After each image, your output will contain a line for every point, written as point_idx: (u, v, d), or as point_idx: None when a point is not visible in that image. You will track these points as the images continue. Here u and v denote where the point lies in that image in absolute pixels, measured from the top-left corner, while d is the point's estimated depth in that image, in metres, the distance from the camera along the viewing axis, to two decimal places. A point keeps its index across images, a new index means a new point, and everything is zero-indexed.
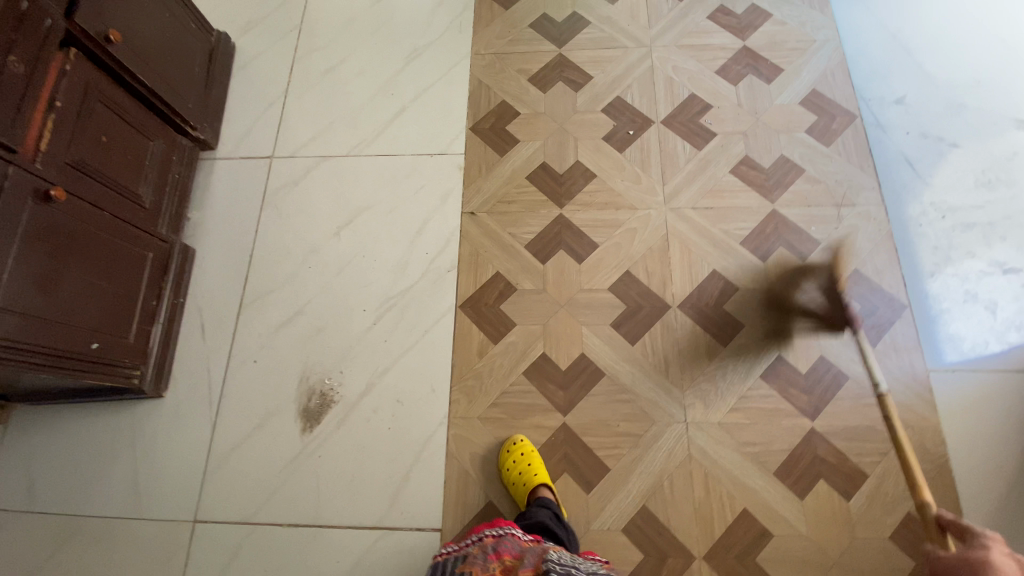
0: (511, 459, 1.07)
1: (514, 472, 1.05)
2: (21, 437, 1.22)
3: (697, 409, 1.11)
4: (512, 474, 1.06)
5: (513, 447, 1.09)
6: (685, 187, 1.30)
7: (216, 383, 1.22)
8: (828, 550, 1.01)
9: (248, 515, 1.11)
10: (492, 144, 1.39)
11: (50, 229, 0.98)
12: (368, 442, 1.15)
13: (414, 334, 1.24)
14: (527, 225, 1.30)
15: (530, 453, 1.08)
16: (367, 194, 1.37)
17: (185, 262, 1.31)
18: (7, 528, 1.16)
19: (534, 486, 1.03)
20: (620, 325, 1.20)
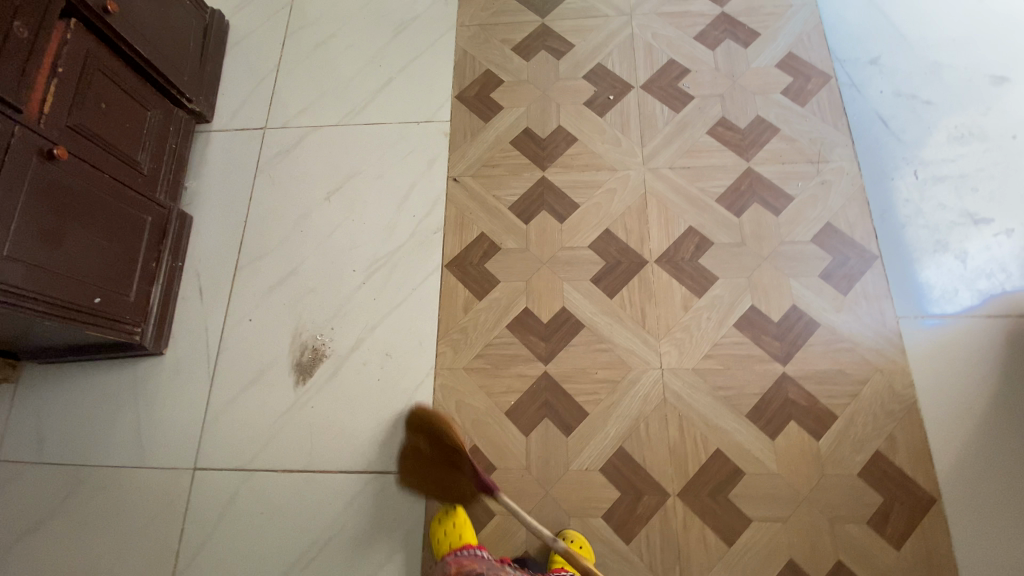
0: (441, 529, 1.04)
1: (443, 544, 1.02)
2: (31, 393, 1.29)
3: (672, 356, 1.16)
4: (442, 546, 1.03)
5: (442, 517, 1.06)
6: (663, 148, 1.33)
7: (215, 341, 1.28)
8: (798, 486, 1.05)
9: (245, 462, 1.17)
10: (477, 111, 1.44)
11: (54, 187, 1.04)
12: (359, 392, 1.20)
13: (403, 291, 1.29)
14: (510, 187, 1.35)
15: (461, 520, 1.05)
16: (357, 161, 1.43)
17: (184, 227, 1.37)
18: (20, 478, 1.22)
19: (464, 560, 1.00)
20: (600, 280, 1.24)
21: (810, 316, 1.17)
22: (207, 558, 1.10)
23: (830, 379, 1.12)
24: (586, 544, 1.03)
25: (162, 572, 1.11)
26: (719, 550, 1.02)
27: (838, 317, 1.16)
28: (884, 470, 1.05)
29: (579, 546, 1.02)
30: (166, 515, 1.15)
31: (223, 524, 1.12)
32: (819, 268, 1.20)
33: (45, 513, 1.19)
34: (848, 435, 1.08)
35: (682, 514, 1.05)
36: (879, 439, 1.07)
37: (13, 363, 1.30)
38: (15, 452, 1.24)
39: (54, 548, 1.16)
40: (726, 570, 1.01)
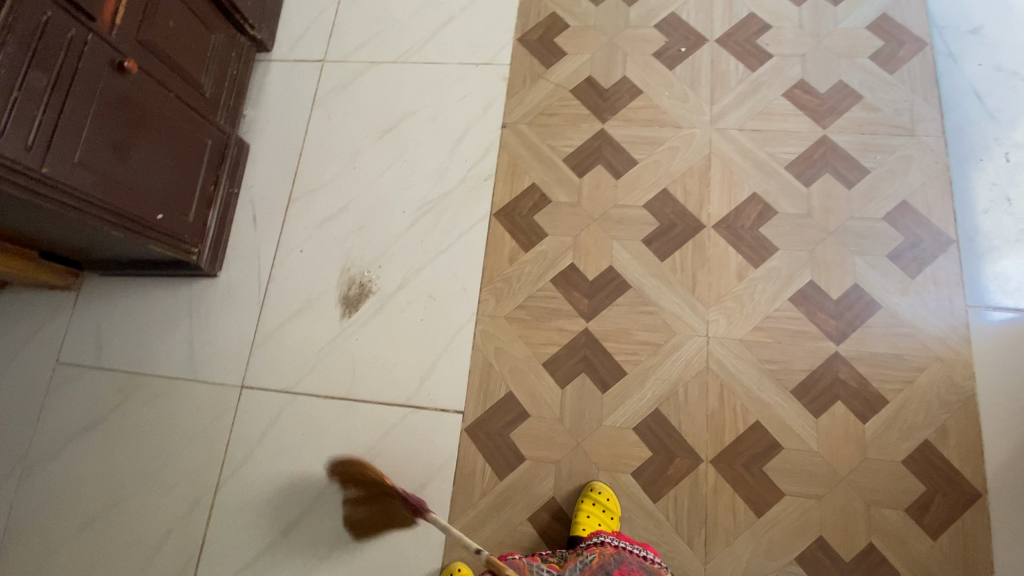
0: None
1: None
2: (92, 302, 1.35)
3: (720, 324, 1.13)
4: None
5: None
6: (733, 108, 1.27)
7: (266, 268, 1.31)
8: (836, 466, 1.03)
9: (290, 385, 1.21)
10: (539, 57, 1.38)
11: (123, 100, 1.05)
12: (401, 330, 1.23)
13: (450, 236, 1.28)
14: (567, 138, 1.30)
15: None
16: (413, 100, 1.40)
17: (241, 155, 1.39)
18: (82, 379, 1.30)
19: None
20: (652, 241, 1.20)
21: (871, 297, 1.11)
22: (251, 470, 1.17)
23: (884, 363, 1.07)
24: (613, 497, 1.04)
25: (209, 479, 1.18)
26: (747, 519, 1.02)
27: (902, 301, 1.10)
28: (930, 460, 1.01)
29: (606, 498, 1.03)
30: (212, 428, 1.21)
31: (266, 441, 1.18)
32: (888, 248, 1.14)
33: (102, 415, 1.26)
34: (897, 422, 1.04)
35: (713, 480, 1.04)
36: (930, 428, 1.03)
37: (75, 273, 1.36)
38: (77, 355, 1.32)
39: (111, 447, 1.24)
40: (752, 539, 1.01)
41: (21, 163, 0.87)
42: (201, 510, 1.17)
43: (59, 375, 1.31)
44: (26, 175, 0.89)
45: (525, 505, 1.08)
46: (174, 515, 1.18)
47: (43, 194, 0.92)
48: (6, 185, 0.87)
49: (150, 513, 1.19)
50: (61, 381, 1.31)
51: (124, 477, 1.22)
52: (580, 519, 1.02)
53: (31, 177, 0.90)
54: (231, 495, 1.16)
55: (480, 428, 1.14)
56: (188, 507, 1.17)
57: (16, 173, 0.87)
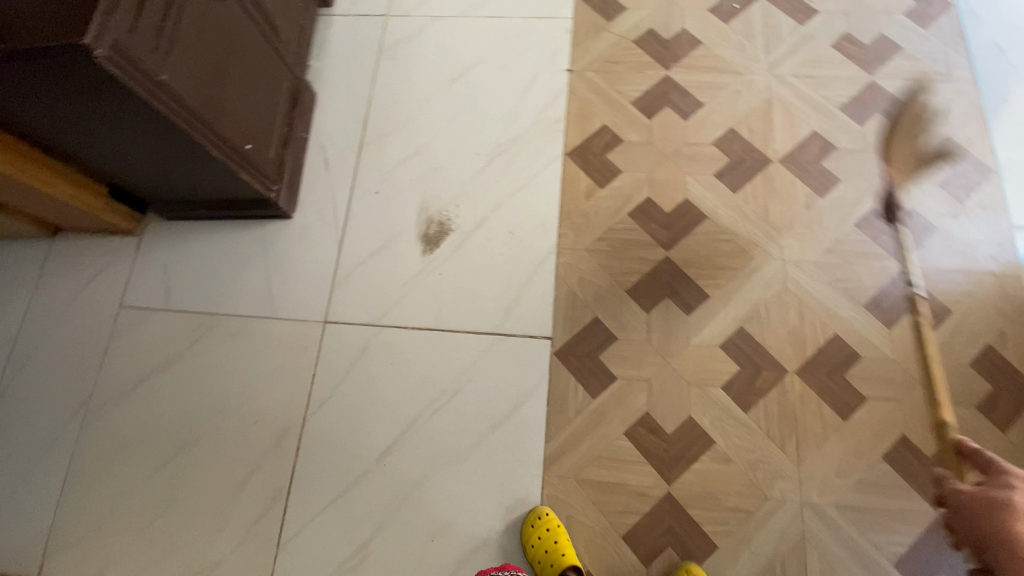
0: (536, 535, 1.02)
1: (540, 550, 1.00)
2: (157, 246, 1.32)
3: (793, 249, 1.20)
4: (538, 551, 1.01)
5: (539, 522, 1.04)
6: (788, 58, 1.36)
7: (342, 209, 1.32)
8: (911, 371, 1.11)
9: (375, 319, 1.23)
10: (601, 12, 1.45)
11: (223, 23, 1.05)
12: (484, 264, 1.25)
13: (525, 176, 1.32)
14: (634, 84, 1.37)
15: (557, 530, 1.03)
16: (479, 51, 1.44)
17: (310, 101, 1.40)
18: (149, 322, 1.26)
19: (563, 566, 1.00)
20: (723, 175, 1.26)
21: (928, 221, 1.21)
22: (340, 400, 1.17)
23: (945, 279, 1.16)
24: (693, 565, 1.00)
25: (296, 412, 1.17)
26: (834, 424, 1.08)
27: (955, 224, 1.20)
28: (995, 363, 1.10)
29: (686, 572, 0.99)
30: (297, 361, 1.21)
31: (354, 372, 1.19)
32: (938, 178, 1.24)
33: (174, 355, 1.23)
34: (961, 330, 1.13)
35: (800, 390, 1.10)
36: (990, 334, 1.12)
37: (139, 218, 1.33)
38: (142, 299, 1.28)
39: (184, 387, 1.21)
40: (840, 441, 1.07)
41: (148, 65, 0.87)
42: (288, 443, 1.15)
43: (123, 318, 1.27)
44: (150, 79, 0.88)
45: (621, 421, 1.11)
46: (259, 449, 1.15)
47: (160, 102, 0.91)
48: (134, 86, 0.85)
49: (233, 450, 1.16)
50: (126, 324, 1.27)
51: (202, 416, 1.19)
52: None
53: (154, 82, 0.89)
54: (321, 427, 1.16)
55: (570, 351, 1.16)
56: (275, 441, 1.16)
57: (143, 76, 0.86)
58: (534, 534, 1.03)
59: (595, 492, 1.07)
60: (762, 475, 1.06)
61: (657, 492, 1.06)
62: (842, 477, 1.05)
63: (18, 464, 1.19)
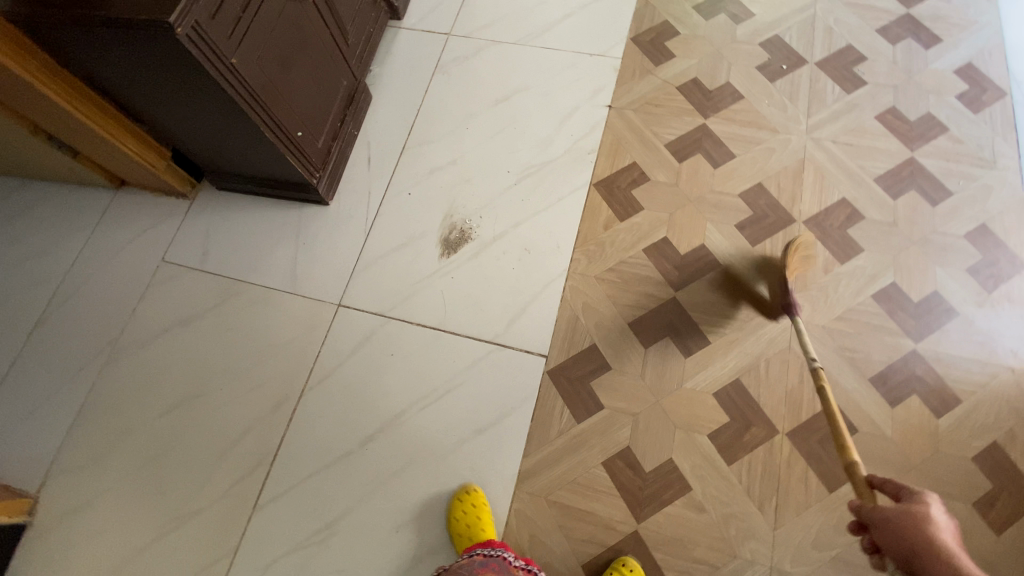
0: (461, 509, 1.07)
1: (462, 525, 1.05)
2: (204, 211, 1.43)
3: (804, 310, 1.19)
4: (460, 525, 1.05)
5: (465, 497, 1.08)
6: (828, 123, 1.37)
7: (375, 204, 1.41)
8: (907, 454, 1.07)
9: (385, 310, 1.29)
10: (650, 56, 1.50)
11: (296, 22, 1.16)
12: (495, 276, 1.30)
13: (550, 199, 1.37)
14: (671, 128, 1.40)
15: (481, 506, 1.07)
16: (527, 77, 1.52)
17: (365, 102, 1.50)
18: (183, 278, 1.36)
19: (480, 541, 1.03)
20: (744, 227, 1.27)
21: (949, 305, 1.17)
22: (337, 380, 1.23)
23: (959, 366, 1.12)
24: None
25: (296, 384, 1.23)
26: (818, 493, 1.05)
27: (978, 312, 1.16)
28: (999, 461, 1.05)
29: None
30: (306, 337, 1.28)
31: (356, 356, 1.25)
32: (966, 263, 1.21)
33: (198, 313, 1.32)
34: (969, 421, 1.08)
35: (788, 452, 1.08)
36: (999, 431, 1.07)
37: (194, 183, 1.45)
38: (182, 257, 1.39)
39: (201, 344, 1.29)
40: (822, 512, 1.04)
41: (221, 48, 0.96)
42: (282, 412, 1.21)
43: (161, 272, 1.38)
44: (222, 60, 0.98)
45: (601, 450, 1.11)
46: (255, 413, 1.22)
47: (227, 82, 1.01)
48: (207, 65, 0.95)
49: (232, 410, 1.23)
50: (162, 278, 1.37)
51: (211, 373, 1.26)
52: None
53: (225, 64, 0.99)
54: (315, 402, 1.21)
55: (562, 372, 1.18)
56: (271, 407, 1.22)
57: (217, 57, 0.96)
58: (460, 508, 1.07)
59: (562, 516, 1.07)
60: (734, 531, 1.03)
61: (624, 527, 1.05)
62: (819, 549, 1.01)
63: (42, 387, 1.30)
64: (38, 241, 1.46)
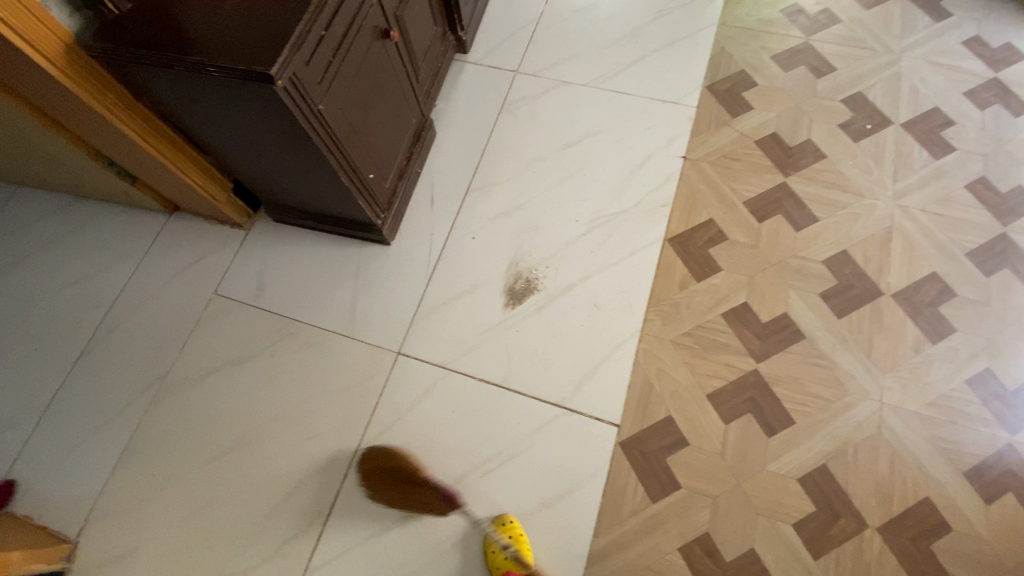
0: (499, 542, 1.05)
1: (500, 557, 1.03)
2: (259, 244, 1.38)
3: (893, 392, 1.13)
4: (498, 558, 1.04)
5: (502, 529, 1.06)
6: (916, 189, 1.31)
7: (437, 247, 1.35)
8: (1007, 559, 1.00)
9: (447, 362, 1.23)
10: (727, 106, 1.45)
11: (377, 63, 1.11)
12: (563, 332, 1.23)
13: (621, 252, 1.30)
14: (750, 185, 1.35)
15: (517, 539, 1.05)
16: (598, 121, 1.47)
17: (430, 138, 1.45)
18: (236, 315, 1.31)
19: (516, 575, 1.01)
20: (829, 297, 1.21)
21: None
22: (396, 436, 1.17)
23: None
24: None
25: (352, 437, 1.18)
26: None
27: None
28: None
29: None
30: (364, 387, 1.22)
31: (415, 412, 1.19)
32: None
33: (251, 353, 1.27)
34: None
35: (878, 549, 1.02)
36: None
37: (250, 214, 1.40)
38: (235, 291, 1.34)
39: (254, 386, 1.24)
40: None
41: (312, 96, 0.91)
42: (337, 467, 1.15)
43: (214, 306, 1.33)
44: (311, 108, 0.93)
45: (677, 534, 1.05)
46: (309, 465, 1.16)
47: (312, 128, 0.96)
48: (298, 114, 0.90)
49: (285, 460, 1.17)
50: (214, 312, 1.32)
51: (264, 419, 1.21)
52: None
53: (313, 111, 0.94)
54: (372, 458, 1.16)
55: (636, 445, 1.11)
56: (325, 461, 1.16)
57: (307, 106, 0.91)
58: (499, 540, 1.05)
59: None
60: None
61: None
62: None
63: (86, 420, 1.25)
64: (86, 263, 1.41)
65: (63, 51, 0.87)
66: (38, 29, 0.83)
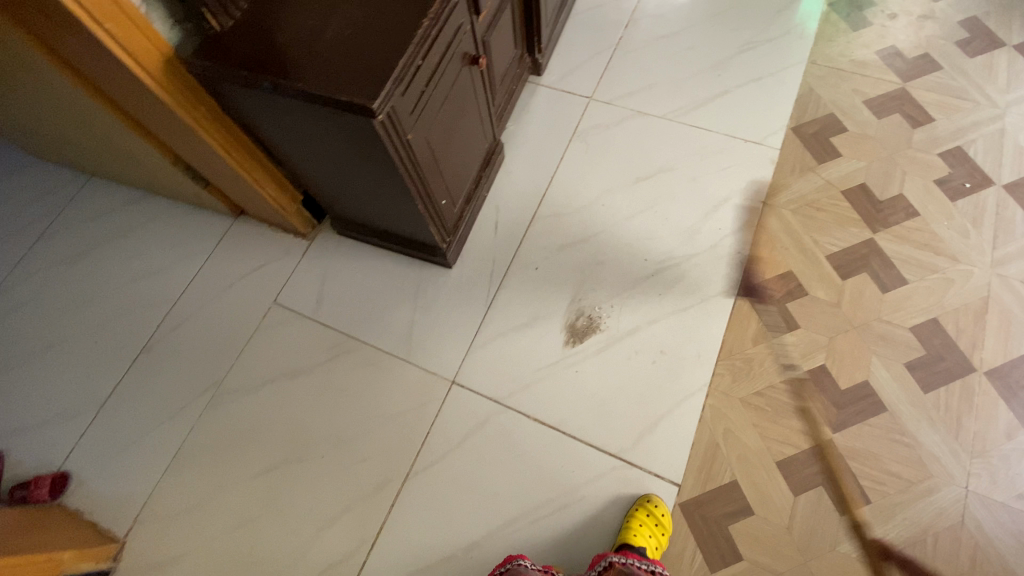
0: None
1: None
2: (321, 256, 1.38)
3: (981, 480, 1.04)
4: None
5: None
6: (1017, 258, 1.22)
7: (499, 274, 1.32)
8: None
9: (502, 397, 1.19)
10: (813, 151, 1.38)
11: (461, 89, 1.09)
12: (625, 378, 1.19)
13: (691, 298, 1.25)
14: (834, 238, 1.28)
15: None
16: (673, 156, 1.41)
17: (499, 162, 1.42)
18: (295, 326, 1.31)
19: None
20: (914, 367, 1.14)
21: None
22: (445, 469, 1.14)
23: None
24: None
25: (401, 466, 1.15)
26: None
27: None
28: None
29: None
30: (417, 414, 1.19)
31: (465, 446, 1.16)
32: None
33: (307, 366, 1.26)
34: None
35: None
36: None
37: (314, 224, 1.40)
38: (295, 302, 1.33)
39: (307, 402, 1.23)
40: None
41: (403, 126, 0.89)
42: (384, 495, 1.13)
43: (273, 315, 1.32)
44: (401, 138, 0.90)
45: None
46: (357, 490, 1.14)
47: (399, 157, 0.94)
48: (388, 145, 0.88)
49: (333, 481, 1.16)
50: (273, 321, 1.32)
51: (315, 436, 1.20)
52: (631, 525, 1.02)
53: (402, 141, 0.91)
54: (421, 490, 1.13)
55: (697, 508, 1.06)
56: (373, 488, 1.14)
57: (398, 136, 0.89)
58: None
59: None
60: None
61: None
62: None
63: (141, 419, 1.26)
64: (152, 260, 1.43)
65: (162, 64, 0.87)
66: (141, 42, 0.82)
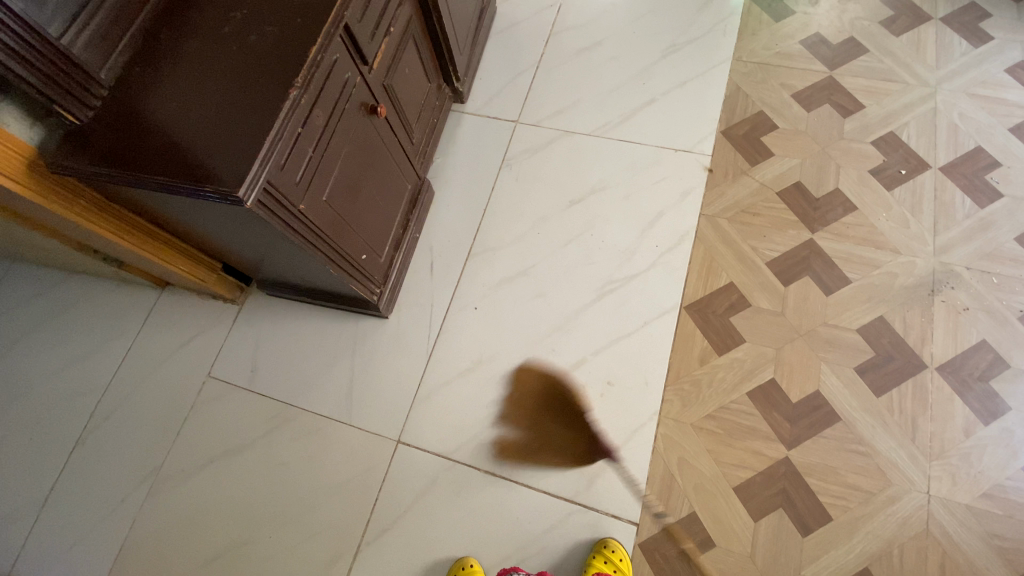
0: None
1: None
2: (253, 321, 1.33)
3: (943, 483, 1.01)
4: None
5: None
6: (961, 243, 1.19)
7: (437, 320, 1.28)
8: None
9: (449, 451, 1.15)
10: (745, 153, 1.35)
11: (363, 142, 1.04)
12: (574, 416, 1.15)
13: (633, 322, 1.21)
14: (773, 243, 1.24)
15: None
16: (604, 175, 1.37)
17: (427, 201, 1.38)
18: (232, 398, 1.26)
19: None
20: (865, 371, 1.11)
21: None
22: (397, 535, 1.10)
23: None
24: None
25: (351, 537, 1.11)
26: None
27: None
28: None
29: None
30: (362, 480, 1.15)
31: (416, 508, 1.11)
32: None
33: (245, 443, 1.21)
34: None
35: None
36: None
37: (241, 288, 1.35)
38: (229, 373, 1.28)
39: (249, 480, 1.18)
40: None
41: (291, 199, 0.85)
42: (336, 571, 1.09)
43: (208, 390, 1.27)
44: (292, 211, 0.86)
45: None
46: (307, 569, 1.10)
47: (295, 229, 0.89)
48: (277, 221, 0.84)
49: (282, 562, 1.11)
50: (209, 397, 1.27)
51: (260, 514, 1.15)
52: None
53: (294, 213, 0.87)
54: (373, 561, 1.09)
55: (656, 547, 1.02)
56: (325, 564, 1.10)
57: (288, 209, 0.85)
58: None
59: None
60: None
61: None
62: None
63: (80, 517, 1.20)
64: (81, 344, 1.37)
65: (25, 167, 0.81)
66: None
